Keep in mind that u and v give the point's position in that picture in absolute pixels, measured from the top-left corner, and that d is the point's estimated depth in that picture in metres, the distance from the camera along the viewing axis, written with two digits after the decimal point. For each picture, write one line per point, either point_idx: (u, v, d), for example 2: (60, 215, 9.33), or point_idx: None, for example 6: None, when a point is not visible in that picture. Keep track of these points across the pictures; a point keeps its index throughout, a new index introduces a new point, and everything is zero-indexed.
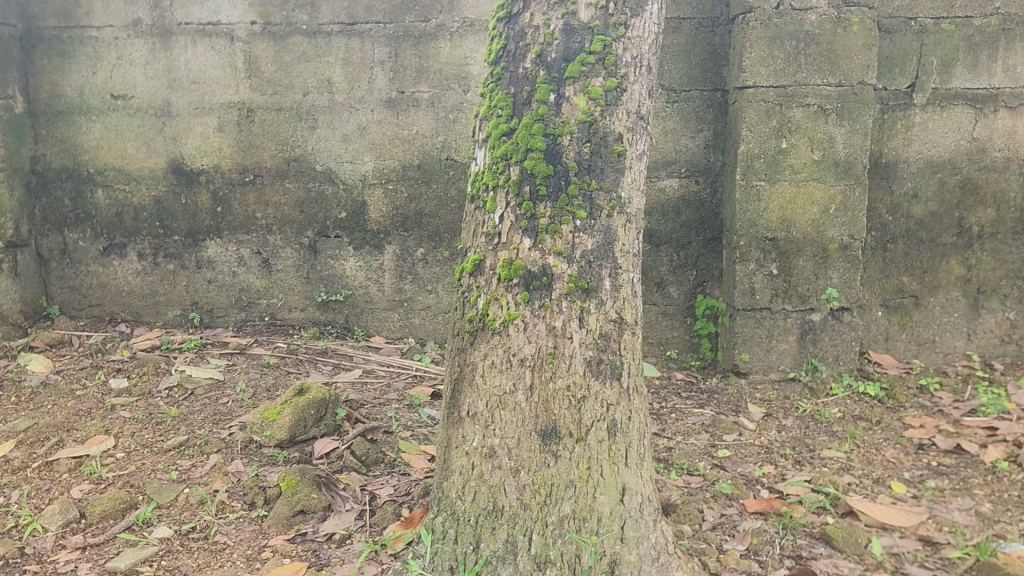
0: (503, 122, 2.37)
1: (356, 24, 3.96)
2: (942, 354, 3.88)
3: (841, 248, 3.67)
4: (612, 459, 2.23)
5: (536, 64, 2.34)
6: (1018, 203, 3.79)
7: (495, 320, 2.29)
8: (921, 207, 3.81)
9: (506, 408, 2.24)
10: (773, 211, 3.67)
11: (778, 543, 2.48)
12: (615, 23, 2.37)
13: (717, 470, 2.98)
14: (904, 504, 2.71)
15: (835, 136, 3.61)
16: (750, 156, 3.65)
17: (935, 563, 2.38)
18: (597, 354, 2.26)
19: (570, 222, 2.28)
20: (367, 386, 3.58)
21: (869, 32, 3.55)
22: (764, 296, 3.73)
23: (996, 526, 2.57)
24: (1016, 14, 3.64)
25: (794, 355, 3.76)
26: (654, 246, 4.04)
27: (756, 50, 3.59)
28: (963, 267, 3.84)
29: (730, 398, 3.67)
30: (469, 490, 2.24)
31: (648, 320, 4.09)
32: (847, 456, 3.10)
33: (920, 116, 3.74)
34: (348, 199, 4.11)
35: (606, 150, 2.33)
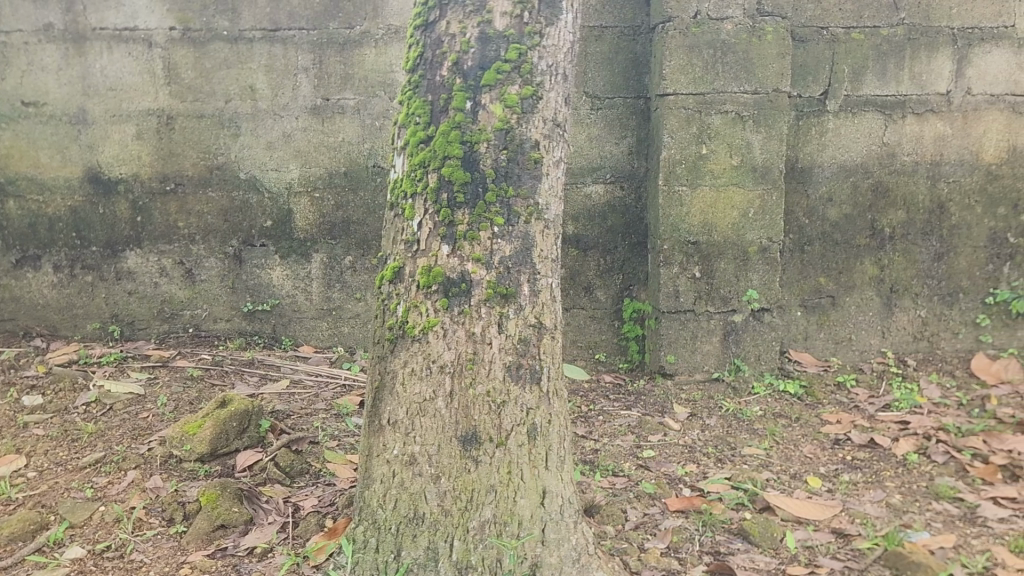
0: (421, 129, 2.38)
1: (279, 30, 3.92)
2: (859, 352, 4.01)
3: (760, 250, 3.78)
4: (532, 462, 2.26)
5: (452, 72, 2.36)
6: (926, 205, 3.95)
7: (415, 328, 2.29)
8: (835, 210, 3.95)
9: (426, 415, 2.24)
10: (694, 215, 3.76)
11: (697, 540, 2.54)
12: (530, 31, 2.39)
13: (641, 470, 3.04)
14: (820, 498, 2.80)
15: (752, 142, 3.72)
16: (672, 162, 3.73)
17: (846, 554, 2.46)
18: (516, 359, 2.28)
19: (488, 228, 2.30)
20: (294, 396, 3.54)
21: (782, 41, 3.67)
22: (688, 298, 3.80)
23: (904, 516, 2.67)
24: (919, 24, 3.81)
25: (718, 355, 3.84)
26: (582, 251, 4.09)
27: (675, 58, 3.67)
28: (877, 267, 3.98)
29: (657, 399, 3.74)
30: (390, 498, 2.24)
31: (576, 323, 4.13)
32: (767, 453, 3.19)
33: (833, 122, 3.88)
34: (273, 207, 4.06)
35: (523, 157, 2.36)
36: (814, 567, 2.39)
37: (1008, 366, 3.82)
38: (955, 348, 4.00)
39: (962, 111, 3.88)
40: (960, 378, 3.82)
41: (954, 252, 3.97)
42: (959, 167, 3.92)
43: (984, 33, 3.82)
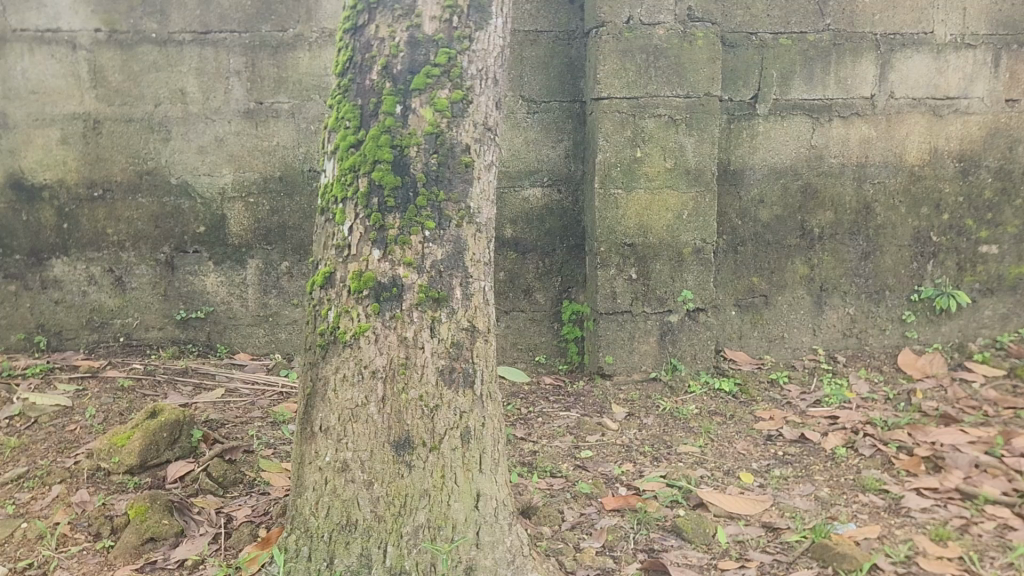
0: (351, 134, 2.36)
1: (209, 33, 3.86)
2: (791, 350, 4.11)
3: (694, 252, 3.86)
4: (465, 466, 2.26)
5: (382, 76, 2.35)
6: (853, 206, 4.06)
7: (346, 333, 2.28)
8: (767, 211, 4.04)
9: (358, 421, 2.23)
10: (630, 218, 3.81)
11: (632, 538, 2.57)
12: (459, 36, 2.39)
13: (579, 470, 3.07)
14: (752, 493, 2.86)
15: (685, 145, 3.79)
16: (608, 165, 3.78)
17: (775, 547, 2.52)
18: (449, 363, 2.28)
19: (419, 232, 2.30)
20: (229, 405, 3.48)
21: (712, 47, 3.75)
22: (625, 299, 3.85)
23: (832, 509, 2.74)
24: (844, 30, 3.93)
25: (654, 356, 3.90)
26: (520, 254, 4.10)
27: (609, 63, 3.71)
28: (807, 267, 4.08)
29: (595, 399, 3.78)
30: (322, 506, 2.22)
31: (516, 326, 4.14)
32: (701, 450, 3.25)
33: (763, 126, 3.97)
34: (206, 213, 3.98)
35: (454, 161, 2.36)
36: (744, 562, 2.44)
37: (932, 360, 3.97)
38: (882, 344, 4.13)
39: (886, 114, 4.01)
40: (887, 373, 3.95)
41: (881, 251, 4.09)
42: (883, 169, 4.05)
43: (905, 39, 3.96)
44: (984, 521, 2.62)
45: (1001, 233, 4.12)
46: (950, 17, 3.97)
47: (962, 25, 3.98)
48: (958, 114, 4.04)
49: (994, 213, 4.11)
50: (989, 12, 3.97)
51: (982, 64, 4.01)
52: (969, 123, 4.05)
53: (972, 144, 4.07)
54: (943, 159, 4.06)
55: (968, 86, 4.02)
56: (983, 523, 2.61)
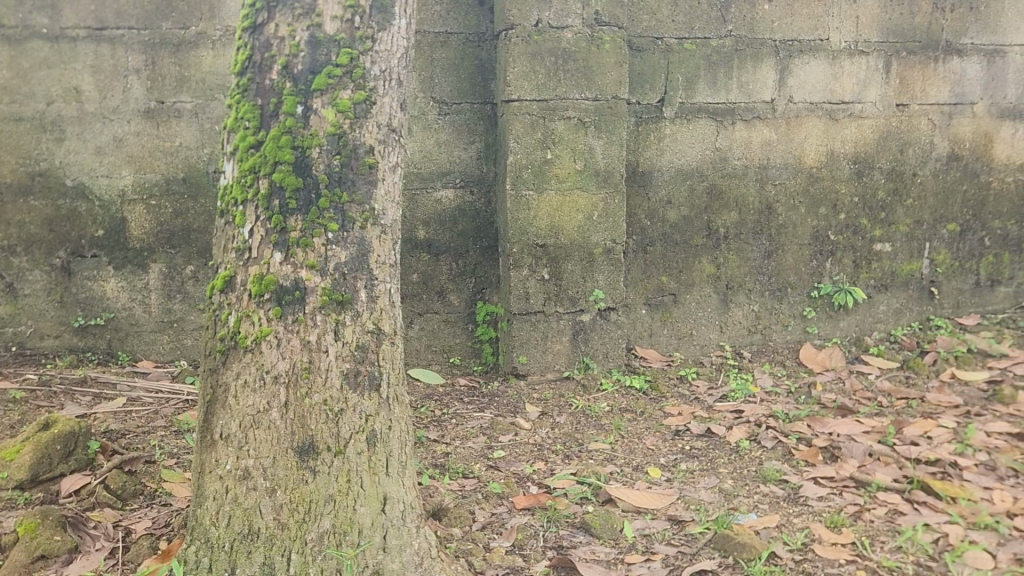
0: (250, 134, 2.31)
1: (105, 29, 3.73)
2: (699, 347, 4.22)
3: (605, 252, 3.92)
4: (371, 470, 2.24)
5: (282, 76, 2.30)
6: (756, 206, 4.20)
7: (247, 338, 2.24)
8: (674, 212, 4.14)
9: (259, 428, 2.19)
10: (541, 218, 3.84)
11: (541, 536, 2.61)
12: (361, 36, 2.35)
13: (491, 471, 3.08)
14: (658, 487, 2.93)
15: (594, 147, 3.86)
16: (518, 167, 3.80)
17: (679, 539, 2.59)
18: (354, 366, 2.27)
19: (321, 235, 2.27)
20: (131, 414, 3.36)
21: (618, 51, 3.83)
22: (538, 299, 3.88)
23: (734, 500, 2.83)
24: (745, 36, 4.06)
25: (567, 355, 3.95)
26: (433, 256, 4.08)
27: (518, 66, 3.74)
28: (713, 266, 4.20)
29: (509, 399, 3.80)
30: (223, 515, 2.18)
31: (430, 328, 4.12)
32: (611, 447, 3.31)
33: (670, 128, 4.06)
34: (104, 216, 3.84)
35: (357, 163, 2.33)
36: (649, 555, 2.50)
37: (832, 354, 4.14)
38: (785, 339, 4.28)
39: (785, 118, 4.16)
40: (789, 368, 4.11)
41: (782, 250, 4.24)
42: (784, 170, 4.20)
43: (802, 45, 4.11)
44: (876, 507, 2.74)
45: (894, 232, 4.32)
46: (844, 25, 4.13)
47: (856, 32, 4.15)
48: (853, 118, 4.21)
49: (887, 213, 4.31)
50: (880, 20, 4.16)
51: (874, 70, 4.20)
52: (863, 126, 4.23)
53: (866, 147, 4.25)
54: (839, 160, 4.24)
55: (862, 91, 4.20)
56: (875, 509, 2.73)
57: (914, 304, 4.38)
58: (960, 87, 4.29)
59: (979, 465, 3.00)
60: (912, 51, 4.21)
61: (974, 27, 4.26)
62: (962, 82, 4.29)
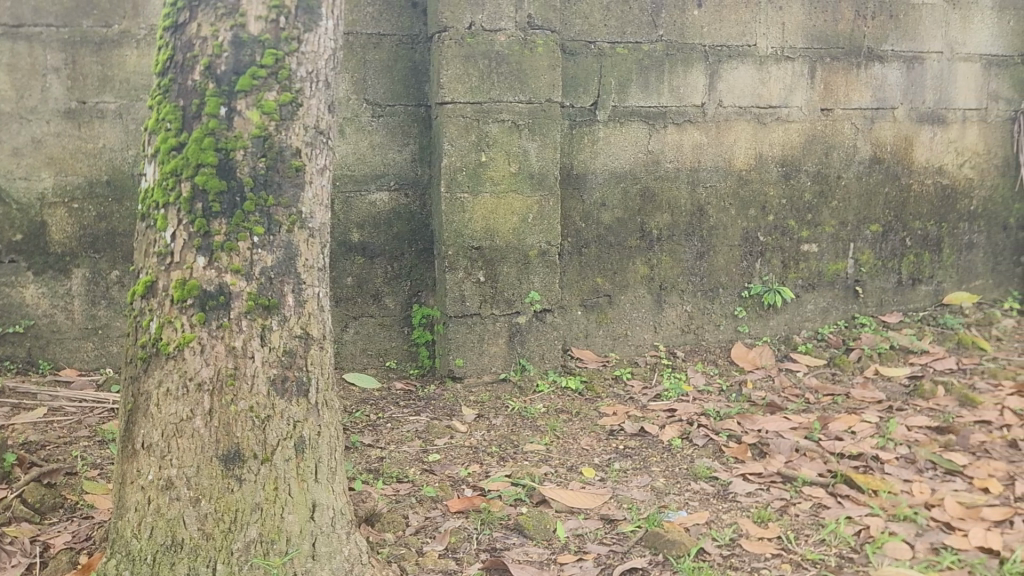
0: (172, 136, 2.26)
1: (23, 27, 3.60)
2: (634, 347, 4.27)
3: (540, 254, 3.94)
4: (299, 477, 2.22)
5: (204, 76, 2.24)
6: (688, 208, 4.27)
7: (169, 344, 2.19)
8: (608, 214, 4.18)
9: (182, 436, 2.14)
10: (476, 221, 3.84)
11: (475, 539, 2.61)
12: (287, 36, 2.30)
13: (426, 474, 3.07)
14: (592, 487, 2.96)
15: (528, 150, 3.88)
16: (453, 170, 3.80)
17: (612, 538, 2.62)
18: (281, 372, 2.24)
19: (247, 238, 2.22)
20: (52, 425, 3.25)
21: (552, 54, 3.85)
22: (473, 302, 3.88)
23: (666, 498, 2.87)
24: (676, 41, 4.13)
25: (503, 357, 3.96)
26: (368, 259, 4.04)
27: (452, 68, 3.74)
28: (647, 267, 4.26)
29: (446, 402, 3.79)
30: (145, 527, 2.12)
31: (365, 332, 4.08)
32: (547, 448, 3.33)
33: (603, 131, 4.11)
34: (23, 219, 3.71)
35: (283, 165, 2.29)
36: (581, 554, 2.52)
37: (762, 352, 4.24)
38: (717, 338, 4.37)
39: (715, 121, 4.24)
40: (721, 366, 4.20)
41: (714, 251, 4.33)
42: (714, 173, 4.28)
43: (731, 50, 4.20)
44: (801, 501, 2.82)
45: (820, 233, 4.45)
46: (771, 31, 4.24)
47: (782, 38, 4.26)
48: (780, 122, 4.32)
49: (814, 214, 4.43)
50: (805, 27, 4.28)
51: (799, 76, 4.31)
52: (790, 130, 4.34)
53: (793, 150, 4.37)
54: (767, 163, 4.34)
55: (788, 96, 4.31)
56: (801, 503, 2.80)
57: (840, 302, 4.52)
58: (881, 92, 4.43)
59: (899, 458, 3.10)
60: (836, 57, 4.34)
61: (893, 35, 4.40)
62: (883, 88, 4.43)
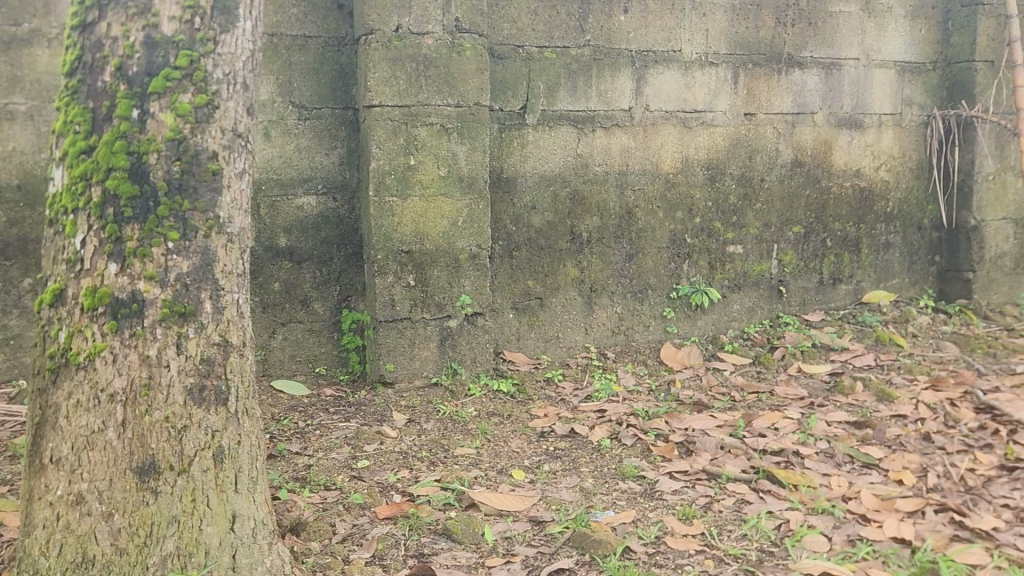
0: (80, 139, 2.19)
1: None
2: (566, 349, 4.30)
3: (470, 257, 3.94)
4: (218, 487, 2.18)
5: (115, 78, 2.17)
6: (617, 211, 4.33)
7: (79, 354, 2.12)
8: (538, 217, 4.20)
9: (94, 449, 2.08)
10: (406, 224, 3.82)
11: (403, 545, 2.60)
12: (202, 37, 2.24)
13: (354, 481, 3.04)
14: (521, 489, 2.97)
15: (457, 153, 3.87)
16: (381, 173, 3.77)
17: (540, 539, 2.63)
18: (198, 381, 2.18)
19: (161, 244, 2.16)
20: None
21: (480, 58, 3.86)
22: (404, 306, 3.85)
23: (594, 498, 2.90)
24: (603, 46, 4.18)
25: (434, 361, 3.94)
26: (295, 264, 3.98)
27: (379, 71, 3.71)
28: (577, 269, 4.30)
29: (376, 408, 3.76)
30: (54, 544, 2.05)
31: (293, 338, 4.02)
32: (477, 451, 3.33)
33: (532, 135, 4.13)
34: None
35: (199, 169, 2.23)
36: (510, 557, 2.53)
37: (690, 352, 4.31)
38: (647, 339, 4.43)
39: (642, 125, 4.30)
40: (651, 366, 4.26)
41: (642, 253, 4.39)
42: (642, 176, 4.34)
43: (656, 55, 4.27)
44: (725, 497, 2.87)
45: (745, 234, 4.55)
46: (695, 37, 4.32)
47: (706, 44, 4.35)
48: (705, 126, 4.41)
49: (738, 216, 4.53)
50: (728, 33, 4.38)
51: (723, 81, 4.41)
52: (715, 134, 4.43)
53: (718, 154, 4.46)
54: (693, 167, 4.42)
55: (712, 101, 4.40)
56: (724, 500, 2.86)
57: (765, 302, 4.63)
58: (802, 97, 4.56)
59: (819, 453, 3.19)
60: (757, 63, 4.45)
61: (813, 41, 4.54)
62: (803, 93, 4.56)
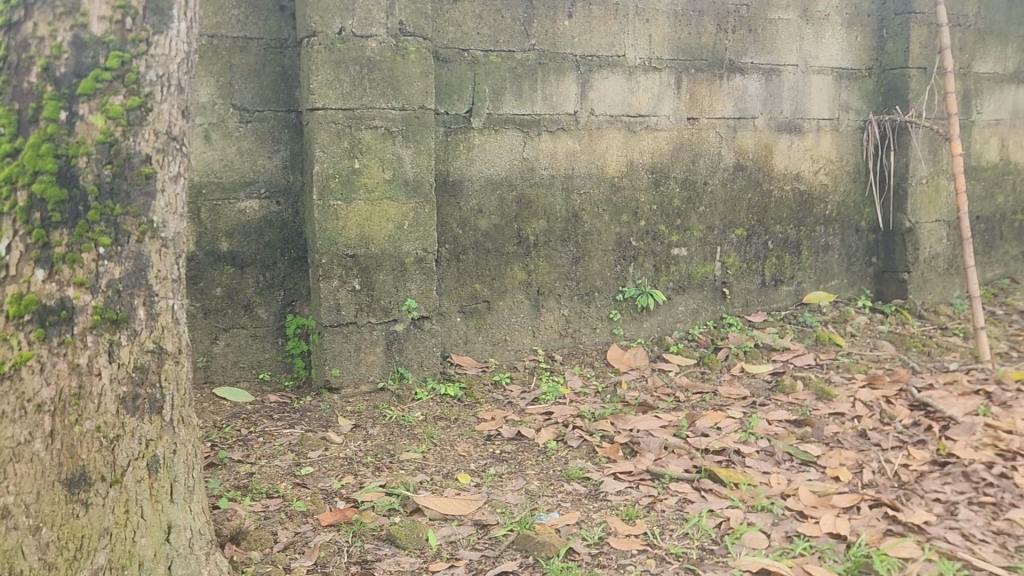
0: (3, 141, 2.08)
1: None
2: (513, 352, 4.31)
3: (416, 261, 3.92)
4: (153, 497, 2.18)
5: (42, 78, 2.08)
6: (563, 214, 4.35)
7: (4, 364, 2.03)
8: (485, 221, 4.20)
9: (20, 461, 2.01)
10: (350, 228, 3.79)
11: (346, 552, 2.57)
12: (134, 38, 2.18)
13: (297, 488, 3.00)
14: (466, 493, 2.96)
15: (402, 156, 3.85)
16: (325, 176, 3.73)
17: (484, 543, 2.63)
18: (132, 389, 2.15)
19: (92, 249, 2.11)
20: None
21: (424, 61, 3.85)
22: (349, 310, 3.82)
23: (539, 500, 2.91)
24: (548, 50, 4.20)
25: (381, 366, 3.92)
26: (238, 268, 3.92)
27: (322, 74, 3.69)
28: (524, 272, 4.31)
29: (321, 414, 3.72)
30: None
31: (236, 343, 3.95)
32: (423, 456, 3.32)
33: (478, 138, 4.13)
34: None
35: (132, 172, 2.18)
36: (454, 561, 2.52)
37: (636, 353, 4.36)
38: (594, 341, 4.46)
39: (587, 129, 4.33)
40: (598, 368, 4.29)
41: (589, 256, 4.42)
42: (587, 180, 4.38)
43: (601, 60, 4.31)
44: (668, 497, 2.91)
45: (689, 237, 4.62)
46: (639, 42, 4.37)
47: (649, 49, 4.40)
48: (649, 130, 4.46)
49: (682, 219, 4.60)
50: (670, 39, 4.44)
51: (667, 86, 4.47)
52: (659, 138, 4.49)
53: (662, 158, 4.52)
54: (638, 170, 4.47)
55: (656, 105, 4.46)
56: (667, 499, 2.90)
57: (709, 303, 4.70)
58: (743, 102, 4.65)
59: (760, 451, 3.25)
60: (700, 69, 4.52)
61: (753, 47, 4.63)
62: (744, 98, 4.65)
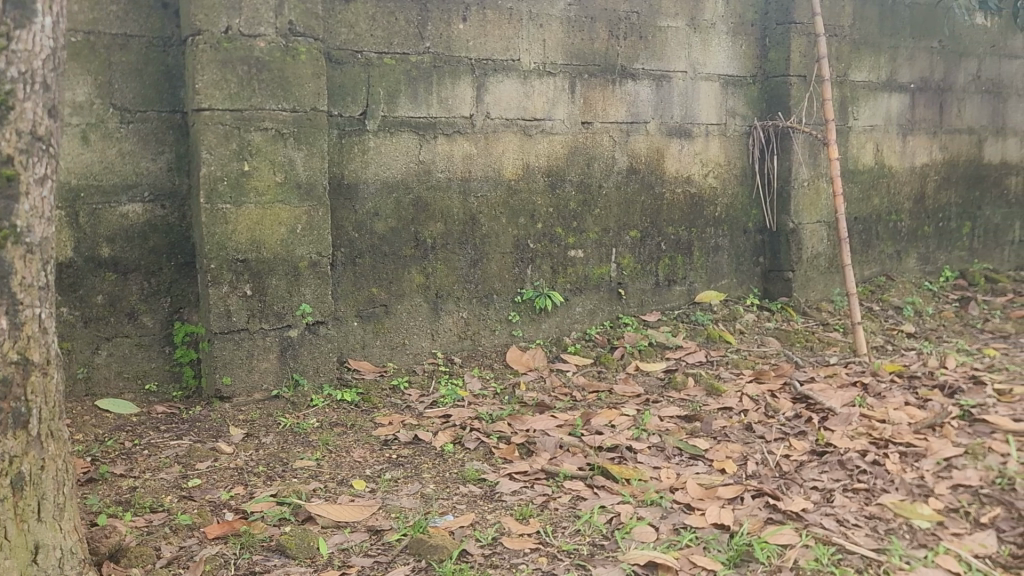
0: None
1: None
2: (412, 355, 4.29)
3: (310, 265, 3.85)
4: (18, 517, 2.08)
5: None
6: (461, 217, 4.36)
7: None
8: (381, 224, 4.16)
9: None
10: (241, 232, 3.69)
11: (233, 564, 2.51)
12: None
13: (184, 501, 2.90)
14: (360, 499, 2.93)
15: (294, 159, 3.78)
16: (212, 179, 3.63)
17: (376, 549, 2.61)
18: None
19: None
20: None
21: (315, 62, 3.79)
22: (240, 317, 3.72)
23: (434, 504, 2.91)
24: (442, 53, 4.20)
25: (275, 372, 3.83)
26: (120, 275, 3.76)
27: (208, 74, 3.58)
28: (422, 275, 4.29)
29: (212, 424, 3.61)
30: None
31: (120, 353, 3.79)
32: (317, 463, 3.27)
33: (373, 141, 4.09)
34: None
35: None
36: (345, 569, 2.49)
37: (535, 354, 4.41)
38: (493, 343, 4.49)
39: (483, 132, 4.36)
40: (497, 370, 4.32)
41: (487, 258, 4.44)
42: (484, 183, 4.40)
43: (496, 64, 4.34)
44: (562, 495, 2.96)
45: (585, 239, 4.70)
46: (533, 47, 4.43)
47: (543, 54, 4.47)
48: (545, 134, 4.52)
49: (578, 222, 4.67)
50: (564, 44, 4.51)
51: (561, 90, 4.54)
52: (554, 142, 4.56)
53: (557, 161, 4.58)
54: (534, 174, 4.53)
55: (551, 109, 4.52)
56: (560, 497, 2.94)
57: (606, 303, 4.80)
58: (635, 108, 4.76)
59: (651, 447, 3.34)
60: (593, 74, 4.62)
61: (643, 54, 4.75)
62: (636, 103, 4.77)
